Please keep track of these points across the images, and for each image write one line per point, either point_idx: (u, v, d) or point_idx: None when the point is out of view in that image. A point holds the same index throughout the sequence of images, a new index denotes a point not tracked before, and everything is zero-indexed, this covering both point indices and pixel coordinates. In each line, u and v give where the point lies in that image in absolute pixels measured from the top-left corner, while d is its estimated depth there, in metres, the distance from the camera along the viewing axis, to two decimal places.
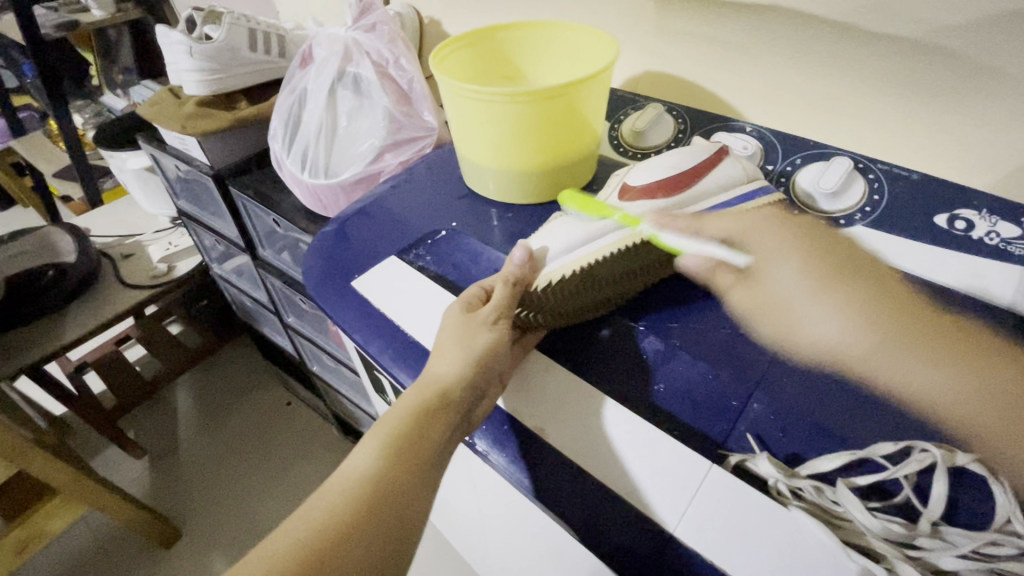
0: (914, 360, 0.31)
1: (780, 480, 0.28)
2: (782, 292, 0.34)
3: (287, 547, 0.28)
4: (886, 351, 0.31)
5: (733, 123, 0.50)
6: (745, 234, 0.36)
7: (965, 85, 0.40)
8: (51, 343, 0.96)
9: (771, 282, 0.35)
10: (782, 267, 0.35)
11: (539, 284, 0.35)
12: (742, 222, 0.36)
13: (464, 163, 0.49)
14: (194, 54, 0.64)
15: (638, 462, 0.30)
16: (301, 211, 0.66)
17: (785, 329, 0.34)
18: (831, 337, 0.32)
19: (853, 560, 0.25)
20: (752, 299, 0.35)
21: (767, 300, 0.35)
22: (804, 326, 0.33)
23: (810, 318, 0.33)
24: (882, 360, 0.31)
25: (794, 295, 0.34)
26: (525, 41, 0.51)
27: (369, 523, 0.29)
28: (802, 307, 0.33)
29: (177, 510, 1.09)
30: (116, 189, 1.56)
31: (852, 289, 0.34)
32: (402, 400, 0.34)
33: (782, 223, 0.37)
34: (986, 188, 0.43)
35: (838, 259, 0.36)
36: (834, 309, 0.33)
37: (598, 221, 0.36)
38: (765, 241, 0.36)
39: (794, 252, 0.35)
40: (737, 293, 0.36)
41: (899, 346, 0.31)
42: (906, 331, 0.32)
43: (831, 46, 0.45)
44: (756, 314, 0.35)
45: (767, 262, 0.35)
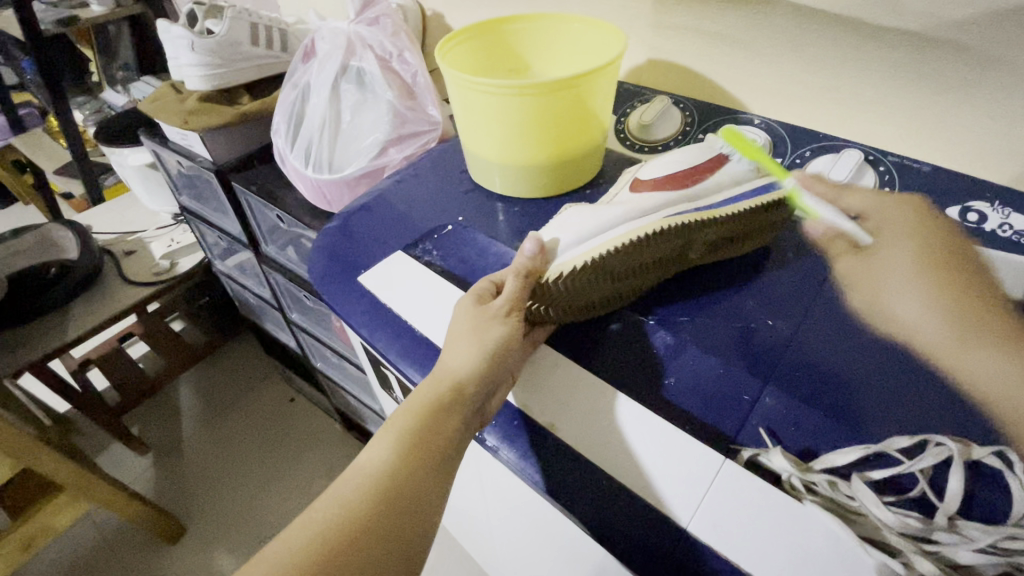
0: (1000, 365, 0.30)
1: (794, 474, 0.28)
2: (857, 263, 0.36)
3: (301, 541, 0.27)
4: (968, 347, 0.31)
5: (741, 115, 0.50)
6: (878, 219, 0.38)
7: (977, 76, 0.40)
8: (54, 340, 0.96)
9: (881, 261, 0.35)
10: (898, 255, 0.35)
11: (551, 275, 0.35)
12: (883, 206, 0.39)
13: (470, 157, 0.49)
14: (196, 48, 0.64)
15: (650, 458, 0.30)
16: (305, 206, 0.65)
17: (878, 308, 0.34)
18: (919, 321, 0.33)
19: (871, 556, 0.25)
20: (859, 270, 0.36)
21: (869, 273, 0.36)
22: (890, 301, 0.34)
23: (895, 296, 0.34)
24: (973, 359, 0.31)
25: (894, 274, 0.35)
26: (530, 33, 0.50)
27: (383, 517, 0.29)
28: (897, 285, 0.34)
29: (181, 507, 1.09)
30: (118, 186, 1.55)
31: (944, 274, 0.34)
32: (412, 396, 0.33)
33: (917, 223, 0.37)
34: (997, 181, 0.43)
35: (951, 250, 0.35)
36: (926, 291, 0.33)
37: (610, 213, 0.37)
38: (887, 222, 0.37)
39: (911, 240, 0.36)
40: (843, 266, 0.37)
41: (983, 351, 0.31)
42: (993, 334, 0.31)
43: (840, 36, 0.45)
44: (857, 286, 0.35)
45: (886, 247, 0.36)
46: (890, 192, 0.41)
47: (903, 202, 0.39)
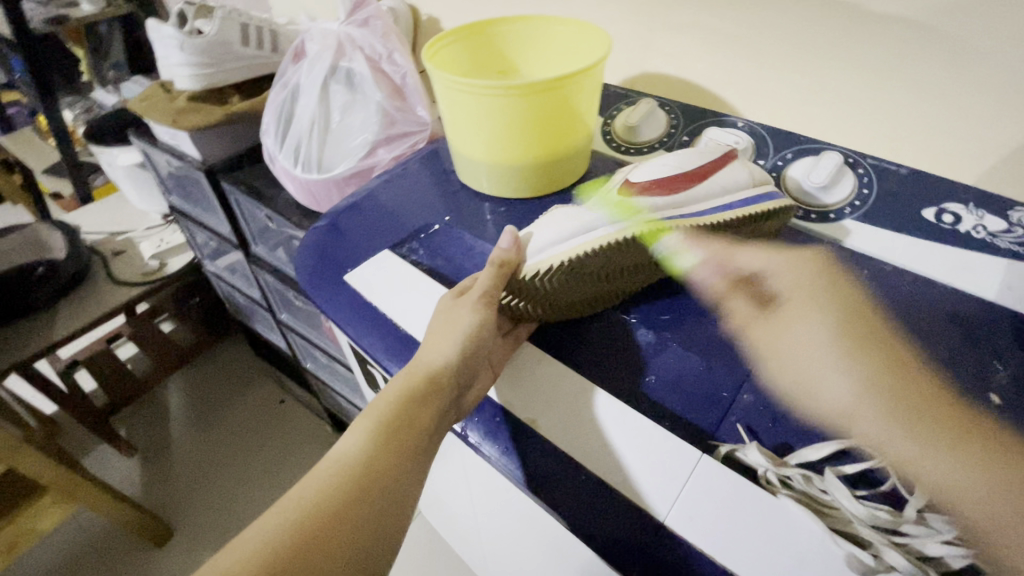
0: (930, 443, 0.28)
1: (769, 469, 0.28)
2: (767, 331, 0.34)
3: (272, 531, 0.27)
4: (902, 422, 0.29)
5: (725, 117, 0.50)
6: (780, 281, 0.36)
7: (954, 77, 0.41)
8: (41, 339, 0.95)
9: (793, 327, 0.33)
10: (804, 329, 0.33)
11: (527, 273, 0.35)
12: (778, 262, 0.38)
13: (456, 156, 0.49)
14: (186, 47, 0.64)
15: (629, 451, 0.31)
16: (294, 205, 0.66)
17: (798, 383, 0.31)
18: (843, 396, 0.30)
19: (840, 546, 0.26)
20: (768, 336, 0.34)
21: (782, 344, 0.33)
22: (823, 384, 0.31)
23: (826, 379, 0.31)
24: (906, 442, 0.28)
25: (810, 351, 0.32)
26: (517, 36, 0.51)
27: (359, 504, 0.29)
28: (817, 359, 0.32)
29: (167, 509, 1.08)
30: (107, 187, 1.54)
31: (862, 347, 0.32)
32: (388, 386, 0.33)
33: (822, 287, 0.36)
34: (974, 181, 0.44)
35: (860, 327, 0.34)
36: (844, 364, 0.31)
37: (593, 213, 0.36)
38: (791, 287, 0.36)
39: (822, 310, 0.34)
40: (758, 331, 0.34)
41: (918, 428, 0.28)
42: (920, 411, 0.29)
43: (825, 39, 0.46)
44: (775, 358, 0.33)
45: (794, 313, 0.34)
46: (869, 193, 0.42)
47: (798, 260, 0.38)
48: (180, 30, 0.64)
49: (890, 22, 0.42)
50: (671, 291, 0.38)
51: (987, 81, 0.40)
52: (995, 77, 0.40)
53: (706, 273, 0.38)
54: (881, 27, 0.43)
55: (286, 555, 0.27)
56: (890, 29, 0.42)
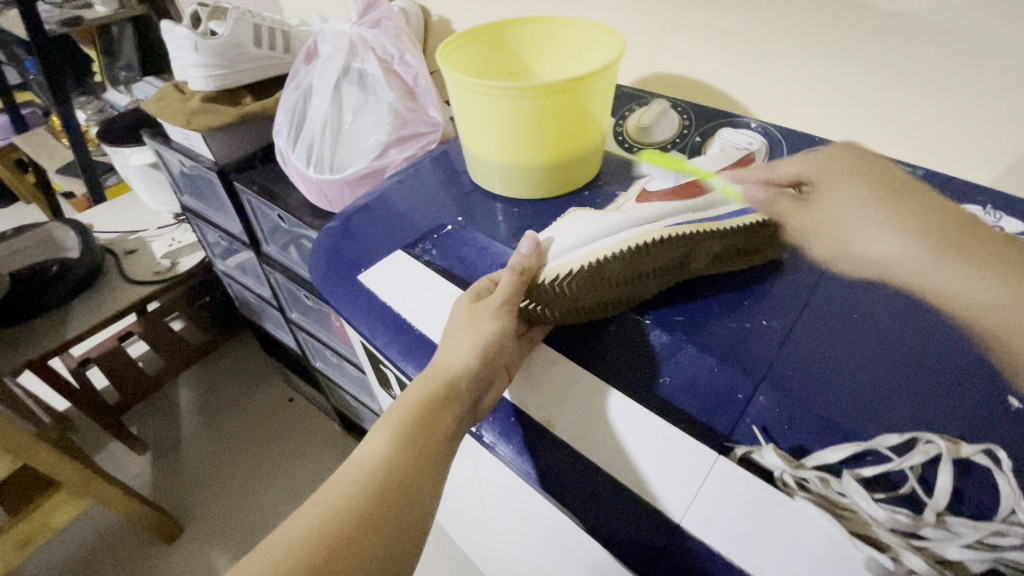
0: (955, 261, 0.34)
1: (785, 471, 0.28)
2: (807, 211, 0.39)
3: (296, 536, 0.28)
4: (943, 249, 0.35)
5: (738, 118, 0.50)
6: (815, 174, 0.40)
7: (971, 78, 0.41)
8: (55, 338, 0.96)
9: (834, 198, 0.39)
10: (842, 195, 0.38)
11: (545, 278, 0.36)
12: (811, 163, 0.41)
13: (469, 157, 0.49)
14: (200, 49, 0.64)
15: (644, 454, 0.31)
16: (306, 205, 0.66)
17: (847, 239, 0.37)
18: (898, 246, 0.36)
19: (859, 549, 0.26)
20: (811, 216, 0.39)
21: (828, 215, 0.38)
22: (866, 240, 0.37)
23: (868, 233, 0.37)
24: (949, 263, 0.34)
25: (857, 211, 0.38)
26: (529, 37, 0.51)
27: (379, 509, 0.29)
28: (866, 219, 0.37)
29: (178, 506, 1.09)
30: (119, 187, 1.56)
31: (900, 197, 0.38)
32: (408, 393, 0.34)
33: (853, 169, 0.40)
34: (991, 182, 0.44)
35: (920, 201, 0.37)
36: (895, 218, 0.36)
37: (610, 220, 0.37)
38: (827, 174, 0.40)
39: (856, 177, 0.39)
40: (800, 216, 0.39)
41: (954, 247, 0.35)
42: (957, 237, 0.35)
43: (839, 39, 0.45)
44: (817, 232, 0.38)
45: (832, 191, 0.39)
46: None
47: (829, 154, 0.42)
48: (193, 32, 0.65)
49: (906, 22, 0.42)
50: (686, 292, 0.37)
51: (1005, 82, 0.40)
52: (1014, 78, 0.39)
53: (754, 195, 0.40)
54: (897, 27, 0.42)
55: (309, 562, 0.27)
56: (906, 29, 0.42)
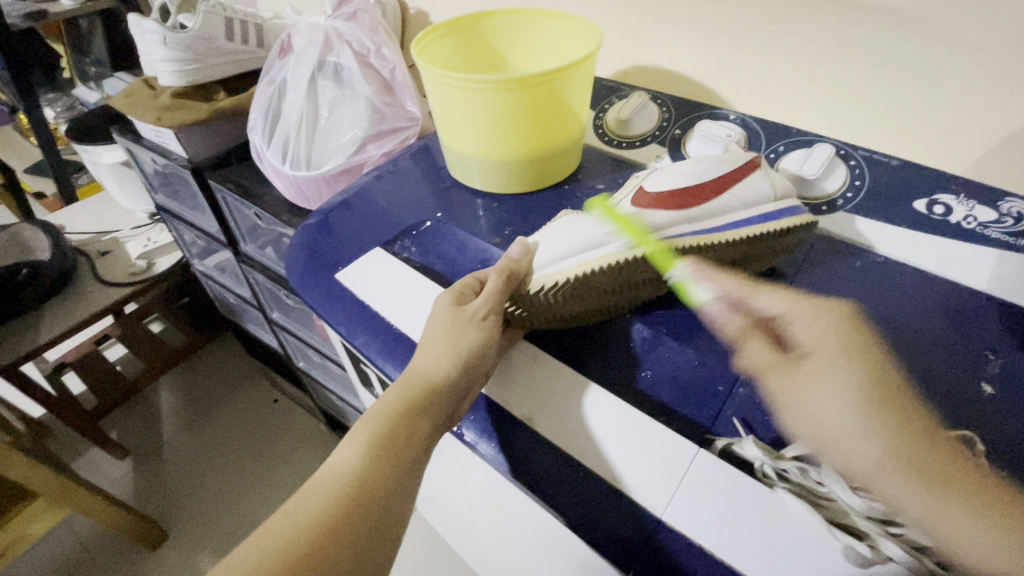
0: (963, 509, 0.25)
1: (765, 462, 0.29)
2: (782, 375, 0.32)
3: (269, 546, 0.27)
4: (914, 480, 0.26)
5: (716, 110, 0.50)
6: (803, 329, 0.34)
7: (945, 66, 0.41)
8: (26, 343, 0.93)
9: (811, 373, 0.31)
10: (830, 375, 0.30)
11: (534, 288, 0.34)
12: (804, 311, 0.35)
13: (448, 153, 0.49)
14: (169, 43, 0.62)
15: (623, 450, 0.30)
16: (282, 203, 0.65)
17: (811, 414, 0.29)
18: (861, 454, 0.28)
19: (836, 539, 0.26)
20: (782, 381, 0.31)
21: (796, 386, 0.31)
22: (838, 436, 0.28)
23: (845, 434, 0.28)
24: (923, 494, 0.26)
25: (828, 401, 0.30)
26: (506, 29, 0.50)
27: (353, 521, 0.29)
28: (836, 411, 0.29)
29: (161, 512, 1.07)
30: (92, 186, 1.52)
31: (883, 406, 0.29)
32: (385, 397, 0.33)
33: (849, 353, 0.32)
34: (964, 172, 0.44)
35: (884, 380, 0.31)
36: (873, 425, 0.28)
37: (600, 227, 0.35)
38: (814, 336, 0.33)
39: (850, 367, 0.31)
40: (769, 378, 0.32)
41: (931, 482, 0.26)
42: (934, 466, 0.27)
43: (816, 30, 0.46)
44: (790, 410, 0.30)
45: (821, 367, 0.31)
46: (860, 184, 0.42)
47: (824, 314, 0.35)
48: (162, 26, 0.63)
49: (883, 11, 0.42)
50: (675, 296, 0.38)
51: (977, 72, 0.40)
52: (983, 68, 0.40)
53: (718, 310, 0.36)
54: (872, 17, 0.43)
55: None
56: (881, 18, 0.42)
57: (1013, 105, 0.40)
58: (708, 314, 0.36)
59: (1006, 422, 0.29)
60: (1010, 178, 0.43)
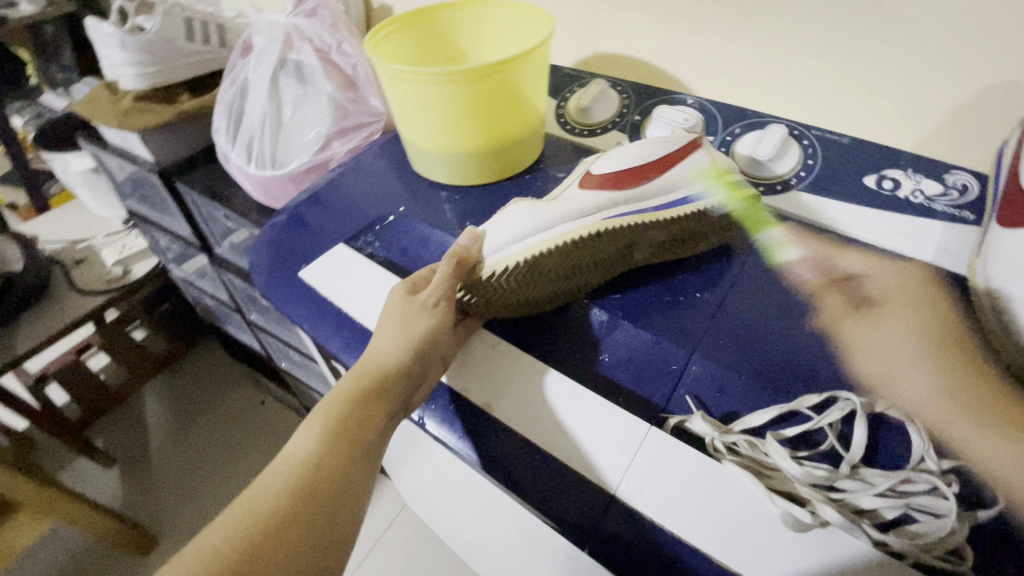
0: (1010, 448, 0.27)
1: (715, 437, 0.29)
2: (857, 326, 0.33)
3: (224, 534, 0.28)
4: (969, 417, 0.29)
5: (674, 95, 0.50)
6: (880, 284, 0.36)
7: (893, 42, 0.42)
8: (4, 354, 0.92)
9: (882, 323, 0.33)
10: (893, 327, 0.33)
11: (484, 274, 0.35)
12: (881, 269, 0.37)
13: (409, 148, 0.49)
14: (128, 46, 0.62)
15: (579, 431, 0.31)
16: (251, 203, 0.64)
17: (887, 358, 0.32)
18: (921, 390, 0.30)
19: (776, 506, 0.27)
20: (855, 331, 0.33)
21: (867, 338, 0.33)
22: (901, 378, 0.31)
23: (904, 373, 0.31)
24: (979, 433, 0.28)
25: (891, 345, 0.32)
26: (464, 21, 0.50)
27: (308, 505, 0.29)
28: (904, 357, 0.31)
29: (151, 517, 1.07)
30: (65, 194, 1.49)
31: (950, 349, 0.31)
32: (340, 385, 0.34)
33: (923, 304, 0.34)
34: (914, 147, 0.46)
35: (942, 325, 0.33)
36: (932, 364, 0.31)
37: (551, 209, 0.36)
38: (889, 290, 0.35)
39: (918, 313, 0.33)
40: (840, 324, 0.34)
41: (983, 420, 0.28)
42: (991, 403, 0.29)
43: (769, 12, 0.46)
44: (857, 351, 0.32)
45: (888, 313, 0.34)
46: (813, 163, 0.43)
47: (903, 270, 0.36)
48: (120, 28, 0.62)
49: None
50: (631, 280, 0.38)
51: (925, 48, 0.41)
52: (929, 44, 0.41)
53: (803, 269, 0.38)
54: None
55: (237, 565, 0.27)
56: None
57: (957, 79, 0.41)
58: (660, 296, 0.37)
59: None
60: (955, 151, 0.44)
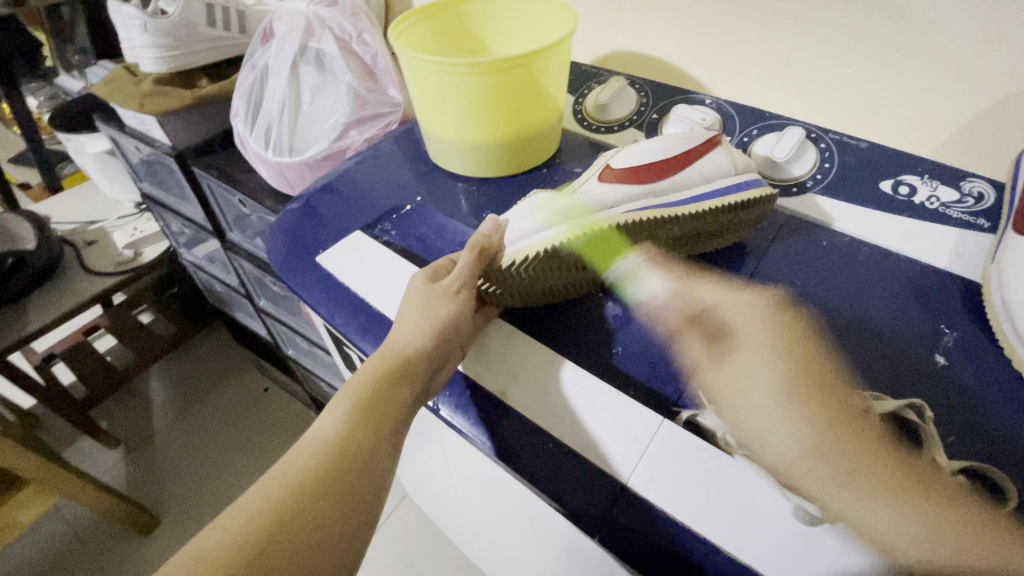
0: (890, 506, 0.25)
1: (726, 431, 0.30)
2: (720, 372, 0.32)
3: (253, 506, 0.28)
4: (847, 479, 0.26)
5: (693, 95, 0.51)
6: (735, 319, 0.35)
7: (914, 48, 0.42)
8: (14, 331, 0.93)
9: (741, 368, 0.32)
10: (755, 370, 0.31)
11: (505, 264, 0.35)
12: (738, 305, 0.36)
13: (428, 138, 0.49)
14: (150, 29, 0.62)
15: (595, 421, 0.32)
16: (266, 189, 0.65)
17: (742, 408, 0.30)
18: (787, 445, 0.28)
19: (789, 499, 0.27)
20: (717, 377, 0.32)
21: (734, 385, 0.31)
22: (767, 437, 0.29)
23: (770, 428, 0.29)
24: (851, 492, 0.26)
25: (757, 388, 0.30)
26: (485, 14, 0.51)
27: (336, 482, 0.30)
28: (765, 409, 0.29)
29: (153, 499, 1.08)
30: (78, 175, 1.50)
31: (808, 399, 0.30)
32: (364, 367, 0.34)
33: (777, 346, 0.32)
34: (932, 154, 0.46)
35: (817, 372, 0.31)
36: (795, 415, 0.29)
37: (570, 203, 0.36)
38: (751, 329, 0.34)
39: (777, 356, 0.32)
40: (705, 372, 0.33)
41: (862, 483, 0.26)
42: (860, 457, 0.27)
43: (791, 15, 0.46)
44: (725, 400, 0.31)
45: (745, 360, 0.32)
46: (829, 166, 0.43)
47: (753, 304, 0.36)
48: (142, 11, 0.63)
49: None
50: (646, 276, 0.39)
51: (946, 56, 0.41)
52: (951, 52, 0.41)
53: (661, 302, 0.37)
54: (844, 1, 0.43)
55: (269, 535, 0.27)
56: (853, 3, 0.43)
57: (977, 88, 0.41)
58: (672, 293, 0.37)
59: (958, 391, 0.31)
60: (973, 159, 0.44)
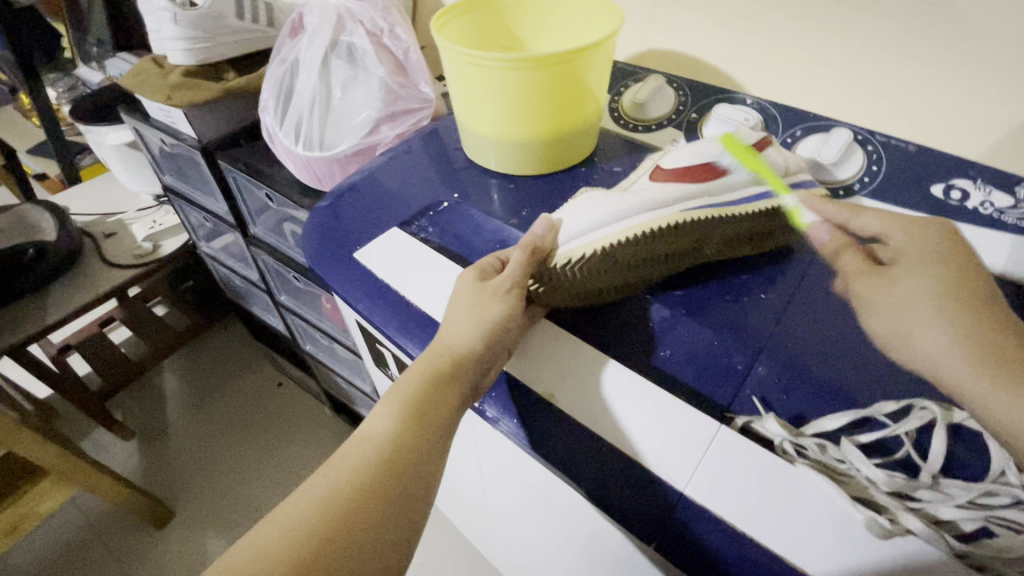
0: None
1: (785, 438, 0.29)
2: (874, 283, 0.34)
3: (306, 506, 0.28)
4: (987, 372, 0.28)
5: (732, 94, 0.50)
6: (898, 239, 0.35)
7: (967, 51, 0.41)
8: (34, 322, 0.94)
9: (897, 278, 0.33)
10: (912, 279, 0.32)
11: (558, 261, 0.36)
12: (900, 223, 0.35)
13: (465, 134, 0.49)
14: (180, 20, 0.62)
15: (648, 425, 0.31)
16: (293, 184, 0.65)
17: (900, 312, 0.32)
18: (937, 340, 0.30)
19: (859, 512, 0.26)
20: (871, 288, 0.34)
21: (881, 298, 0.33)
22: (919, 334, 0.31)
23: (923, 326, 0.31)
24: (991, 380, 0.28)
25: (905, 300, 0.32)
26: (523, 10, 0.50)
27: (388, 484, 0.29)
28: (913, 313, 0.31)
29: (168, 491, 1.08)
30: (96, 166, 1.50)
31: (961, 300, 0.31)
32: (413, 367, 0.33)
33: (940, 254, 0.33)
34: (980, 158, 0.45)
35: (961, 271, 0.32)
36: (948, 316, 0.30)
37: (625, 201, 0.36)
38: (915, 240, 0.34)
39: (938, 263, 0.32)
40: (857, 282, 0.35)
41: (1008, 370, 0.28)
42: (1004, 354, 0.29)
43: (838, 14, 0.45)
44: (871, 310, 0.33)
45: (908, 269, 0.33)
46: (877, 169, 0.42)
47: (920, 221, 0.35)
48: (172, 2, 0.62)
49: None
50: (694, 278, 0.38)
51: (1000, 59, 0.40)
52: (1006, 55, 0.40)
53: (823, 232, 0.38)
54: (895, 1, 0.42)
55: (324, 535, 0.27)
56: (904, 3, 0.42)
57: None
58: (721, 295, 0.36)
59: None
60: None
